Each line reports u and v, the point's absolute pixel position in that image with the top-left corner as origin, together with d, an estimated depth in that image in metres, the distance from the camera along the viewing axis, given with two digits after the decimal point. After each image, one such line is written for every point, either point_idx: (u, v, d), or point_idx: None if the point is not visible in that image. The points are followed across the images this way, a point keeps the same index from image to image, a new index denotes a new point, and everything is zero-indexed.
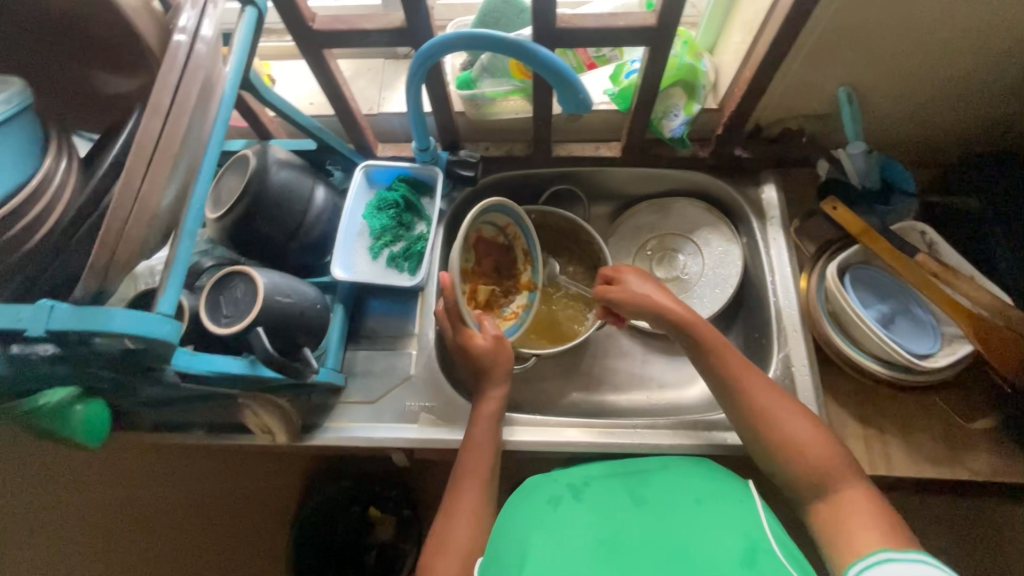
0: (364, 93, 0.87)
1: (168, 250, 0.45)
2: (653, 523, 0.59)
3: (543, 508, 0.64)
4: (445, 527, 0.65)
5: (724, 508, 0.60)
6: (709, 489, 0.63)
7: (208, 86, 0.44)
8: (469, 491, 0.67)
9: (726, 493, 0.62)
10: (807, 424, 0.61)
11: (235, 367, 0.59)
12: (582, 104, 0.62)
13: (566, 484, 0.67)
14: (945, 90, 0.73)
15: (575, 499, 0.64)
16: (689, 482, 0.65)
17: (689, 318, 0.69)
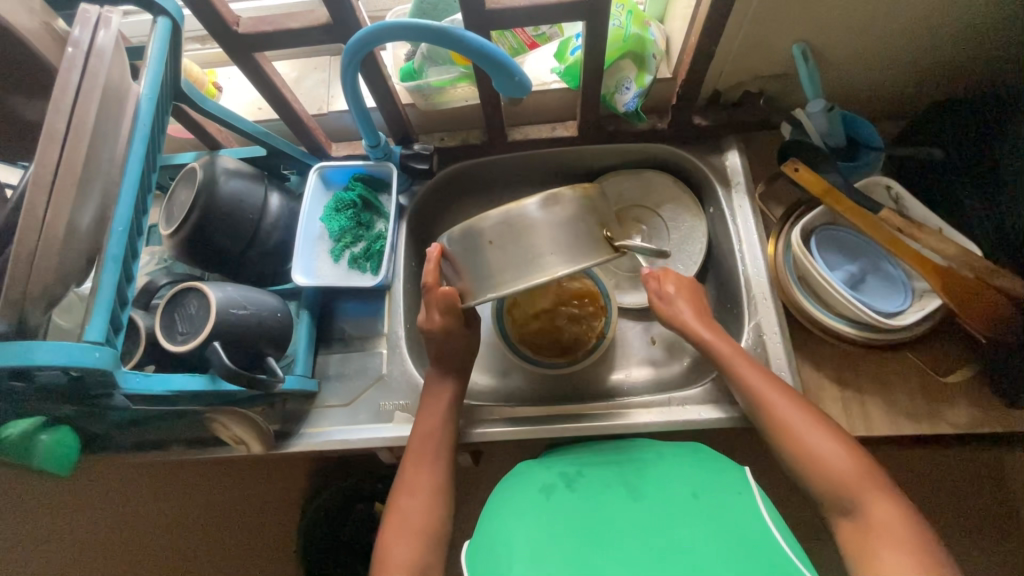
0: (312, 93, 0.86)
1: (93, 277, 0.44)
2: (647, 516, 0.60)
3: (536, 496, 0.65)
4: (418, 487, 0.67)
5: (724, 501, 0.60)
6: (706, 482, 0.63)
7: (111, 104, 0.43)
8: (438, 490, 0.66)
9: (724, 483, 0.62)
10: (827, 434, 0.60)
11: (194, 384, 0.59)
12: (521, 87, 0.60)
13: (559, 472, 0.68)
14: (902, 39, 0.71)
15: (568, 489, 0.65)
16: (686, 474, 0.64)
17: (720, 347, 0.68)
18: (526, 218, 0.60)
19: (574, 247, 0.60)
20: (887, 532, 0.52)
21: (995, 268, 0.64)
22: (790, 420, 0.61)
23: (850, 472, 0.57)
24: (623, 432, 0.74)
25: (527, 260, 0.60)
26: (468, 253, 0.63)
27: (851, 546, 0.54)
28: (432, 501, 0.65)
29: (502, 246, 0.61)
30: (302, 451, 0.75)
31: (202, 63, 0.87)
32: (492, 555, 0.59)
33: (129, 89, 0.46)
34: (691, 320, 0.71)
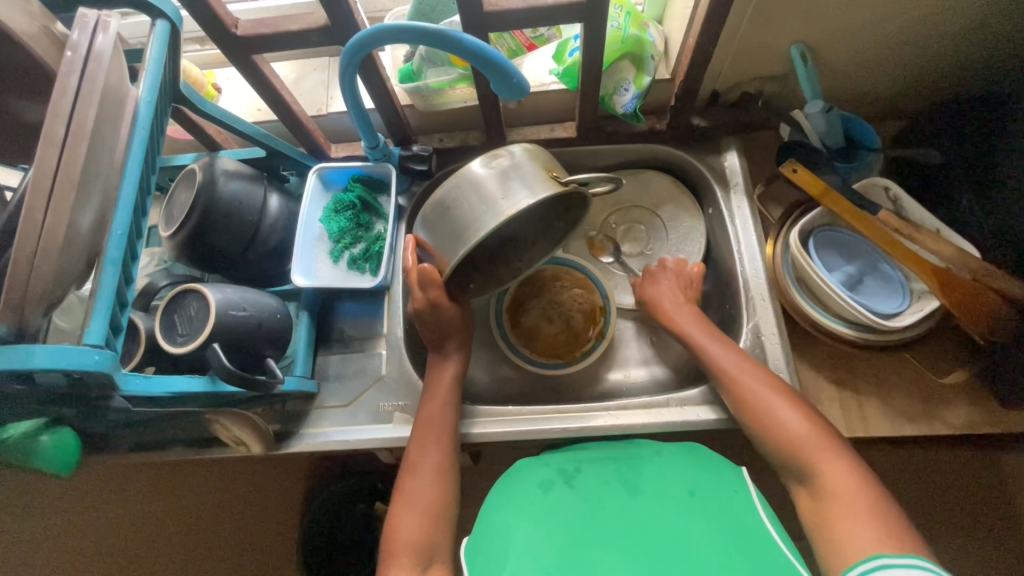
0: (311, 94, 0.86)
1: (92, 280, 0.44)
2: (643, 513, 0.60)
3: (534, 492, 0.65)
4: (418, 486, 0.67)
5: (720, 499, 0.60)
6: (701, 479, 0.63)
7: (109, 107, 0.43)
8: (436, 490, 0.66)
9: (721, 482, 0.63)
10: (788, 403, 0.62)
11: (193, 385, 0.59)
12: (518, 89, 0.60)
13: (556, 468, 0.68)
14: (900, 40, 0.71)
15: (567, 485, 0.65)
16: (682, 472, 0.65)
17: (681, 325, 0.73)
18: (474, 176, 0.62)
19: (522, 183, 0.60)
20: (848, 505, 0.53)
21: (990, 269, 0.64)
22: (754, 389, 0.63)
23: (809, 437, 0.59)
24: (622, 433, 0.74)
25: (480, 213, 0.61)
26: (434, 223, 0.65)
27: (817, 519, 0.55)
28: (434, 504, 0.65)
29: (462, 205, 0.62)
30: (302, 452, 0.75)
31: (202, 64, 0.87)
32: (490, 552, 0.59)
33: (128, 93, 0.46)
34: (672, 310, 0.75)
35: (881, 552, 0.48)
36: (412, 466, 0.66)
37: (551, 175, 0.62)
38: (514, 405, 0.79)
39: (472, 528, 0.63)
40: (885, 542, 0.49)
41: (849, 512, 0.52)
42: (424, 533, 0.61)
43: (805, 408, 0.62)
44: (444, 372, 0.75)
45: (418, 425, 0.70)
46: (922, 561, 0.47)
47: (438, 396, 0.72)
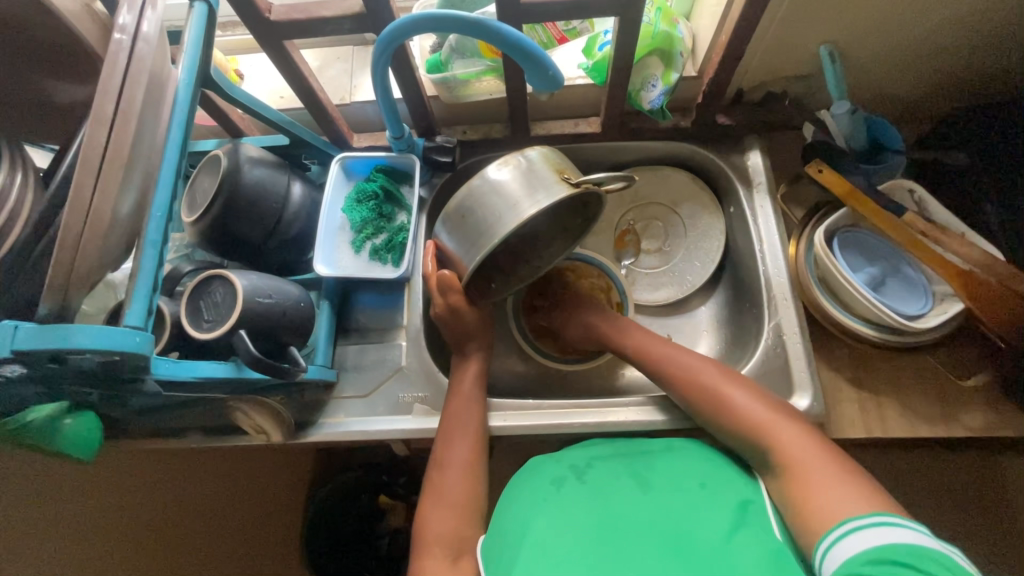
0: (335, 82, 0.85)
1: (132, 262, 0.44)
2: (658, 507, 0.59)
3: (546, 489, 0.64)
4: (441, 478, 0.67)
5: (734, 491, 0.59)
6: (712, 471, 0.62)
7: (154, 87, 0.43)
8: (458, 482, 0.66)
9: (729, 477, 0.62)
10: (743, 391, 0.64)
11: (220, 371, 0.59)
12: (552, 81, 0.60)
13: (569, 465, 0.67)
14: (929, 43, 0.71)
15: (579, 481, 0.64)
16: (693, 463, 0.64)
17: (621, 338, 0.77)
18: (490, 184, 0.62)
19: (536, 187, 0.60)
20: (804, 473, 0.54)
21: (1017, 274, 0.64)
22: (701, 375, 0.67)
23: (760, 416, 0.60)
24: (641, 429, 0.74)
25: (500, 218, 0.61)
26: (455, 233, 0.66)
27: (786, 489, 0.55)
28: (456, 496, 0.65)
29: (480, 211, 0.62)
30: (320, 442, 0.75)
31: (225, 49, 0.87)
32: (507, 547, 0.58)
33: (169, 75, 0.46)
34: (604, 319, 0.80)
35: (852, 514, 0.49)
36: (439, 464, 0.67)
37: (565, 177, 0.61)
38: (533, 399, 0.79)
39: (490, 525, 0.63)
40: (859, 505, 0.49)
41: (813, 477, 0.53)
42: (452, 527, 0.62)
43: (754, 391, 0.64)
44: (466, 369, 0.75)
45: (444, 422, 0.71)
46: (887, 515, 0.48)
47: (463, 393, 0.72)
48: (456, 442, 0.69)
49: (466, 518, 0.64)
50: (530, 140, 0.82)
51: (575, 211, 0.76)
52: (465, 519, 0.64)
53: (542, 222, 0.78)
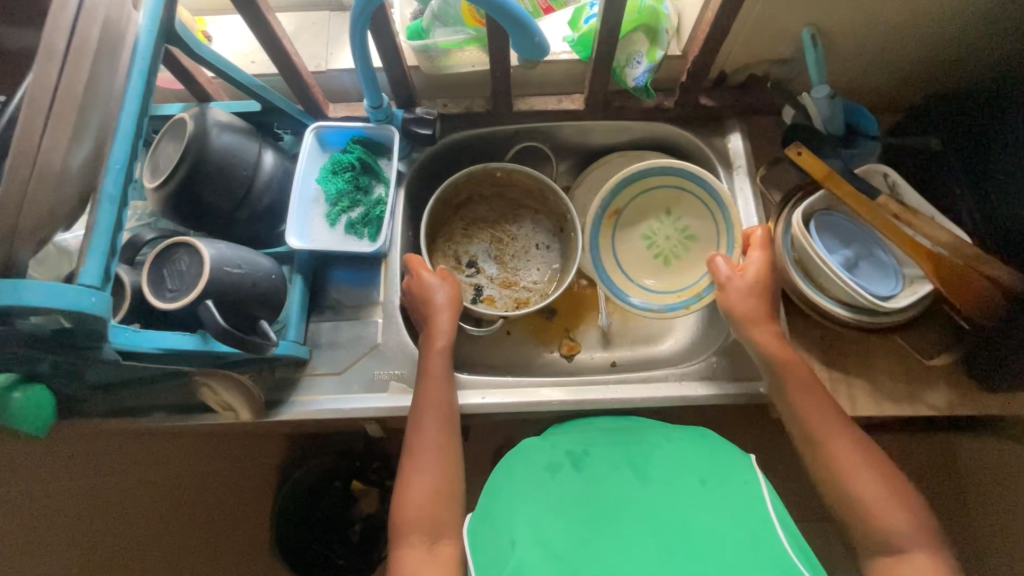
0: (310, 49, 0.82)
1: (87, 215, 0.41)
2: (658, 506, 0.59)
3: (541, 476, 0.63)
4: (411, 476, 0.64)
5: (732, 489, 0.59)
6: (711, 468, 0.62)
7: (113, 32, 0.40)
8: (427, 475, 0.64)
9: (732, 472, 0.62)
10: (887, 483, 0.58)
11: (184, 343, 0.56)
12: (537, 49, 0.59)
13: (566, 451, 0.66)
14: (906, 30, 0.72)
15: (575, 469, 0.64)
16: (693, 460, 0.64)
17: (787, 358, 0.66)
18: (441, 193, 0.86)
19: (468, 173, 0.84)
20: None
21: (983, 256, 0.67)
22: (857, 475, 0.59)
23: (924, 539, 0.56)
24: (619, 407, 0.74)
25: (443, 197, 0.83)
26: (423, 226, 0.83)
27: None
28: (435, 479, 0.64)
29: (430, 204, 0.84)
30: (293, 420, 0.73)
31: (191, 9, 0.82)
32: (496, 538, 0.57)
33: (130, 19, 0.43)
34: (753, 318, 0.68)
35: None
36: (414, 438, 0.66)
37: (499, 171, 0.85)
38: (511, 376, 0.78)
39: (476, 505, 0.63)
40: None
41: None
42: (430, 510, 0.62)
43: (814, 383, 0.66)
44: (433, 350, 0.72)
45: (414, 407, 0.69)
46: None
47: (432, 377, 0.70)
48: (429, 410, 0.68)
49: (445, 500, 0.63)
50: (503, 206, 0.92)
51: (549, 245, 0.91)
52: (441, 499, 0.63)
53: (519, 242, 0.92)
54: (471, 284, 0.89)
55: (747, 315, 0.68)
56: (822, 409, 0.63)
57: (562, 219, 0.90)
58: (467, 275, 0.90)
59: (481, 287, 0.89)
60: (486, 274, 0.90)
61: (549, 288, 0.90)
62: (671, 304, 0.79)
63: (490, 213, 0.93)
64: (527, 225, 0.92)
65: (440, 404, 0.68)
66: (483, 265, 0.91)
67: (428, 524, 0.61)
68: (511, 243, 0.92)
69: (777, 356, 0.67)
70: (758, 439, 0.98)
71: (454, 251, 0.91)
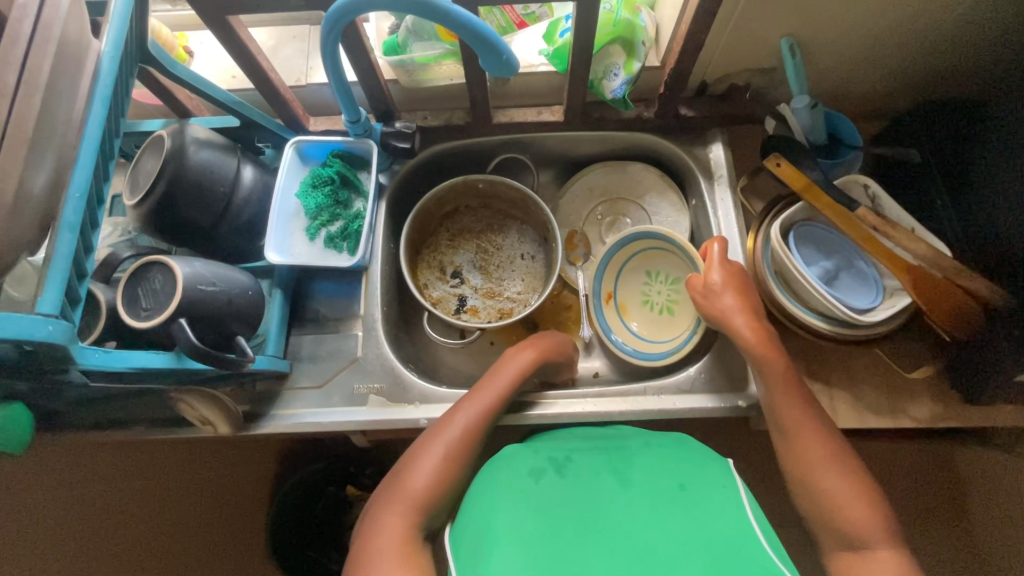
0: (290, 63, 0.82)
1: (47, 246, 0.42)
2: (636, 508, 0.59)
3: (524, 480, 0.62)
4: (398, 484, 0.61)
5: (710, 494, 0.59)
6: (691, 472, 0.63)
7: (66, 65, 0.41)
8: (415, 480, 0.61)
9: (710, 476, 0.62)
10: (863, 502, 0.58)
11: (158, 362, 0.56)
12: (507, 66, 0.59)
13: (547, 457, 0.66)
14: (884, 40, 0.72)
15: (558, 474, 0.63)
16: (673, 464, 0.64)
17: (768, 354, 0.64)
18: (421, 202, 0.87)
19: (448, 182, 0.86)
20: None
21: (963, 269, 0.66)
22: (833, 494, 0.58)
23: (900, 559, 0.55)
24: (599, 420, 0.74)
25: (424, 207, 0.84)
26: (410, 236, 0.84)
27: None
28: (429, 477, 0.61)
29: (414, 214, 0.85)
30: (273, 433, 0.73)
31: (172, 26, 0.83)
32: (474, 544, 0.57)
33: (88, 47, 0.44)
34: (732, 313, 0.68)
35: None
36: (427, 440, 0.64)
37: (479, 183, 0.85)
38: None
39: (460, 513, 0.63)
40: None
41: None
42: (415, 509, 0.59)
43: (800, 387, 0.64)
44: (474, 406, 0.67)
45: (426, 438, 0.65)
46: None
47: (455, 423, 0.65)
48: (450, 424, 0.65)
49: (425, 485, 0.61)
50: (488, 216, 0.93)
51: (533, 256, 0.92)
52: (423, 477, 0.61)
53: (504, 252, 0.92)
54: (454, 295, 0.89)
55: (724, 309, 0.68)
56: (797, 417, 0.62)
57: (545, 230, 0.90)
58: (452, 286, 0.90)
59: (464, 297, 0.90)
60: (470, 285, 0.90)
61: (532, 299, 0.90)
62: (683, 340, 0.80)
63: (477, 224, 0.93)
64: (513, 236, 0.93)
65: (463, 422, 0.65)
66: (467, 276, 0.91)
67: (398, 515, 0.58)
68: (496, 253, 0.92)
69: (755, 348, 0.65)
70: (745, 449, 0.98)
71: (440, 262, 0.92)
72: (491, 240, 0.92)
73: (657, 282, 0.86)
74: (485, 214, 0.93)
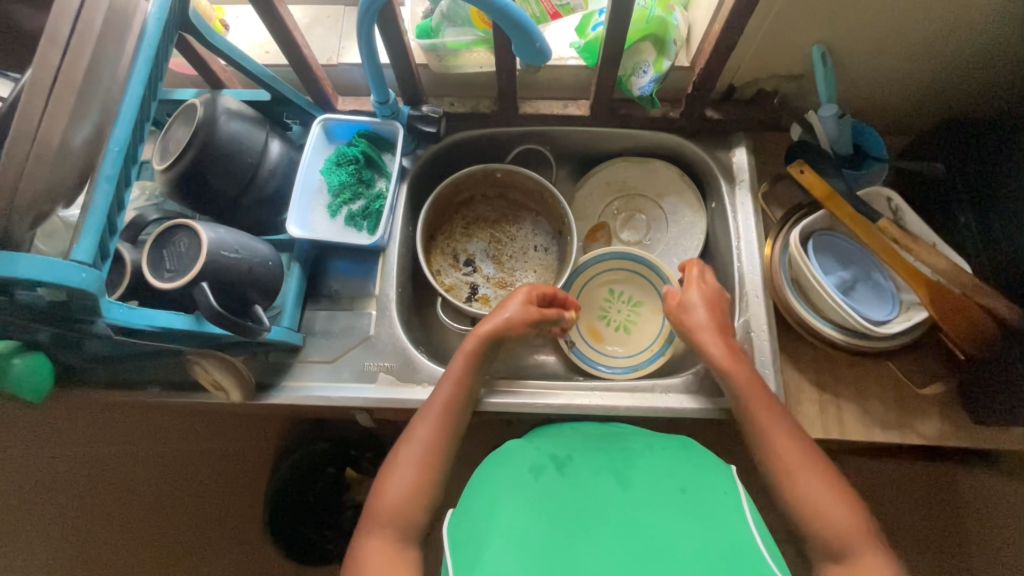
0: (323, 41, 0.83)
1: (85, 197, 0.43)
2: (635, 509, 0.59)
3: (524, 477, 0.63)
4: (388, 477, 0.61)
5: (711, 499, 0.59)
6: (691, 476, 0.63)
7: (114, 23, 0.42)
8: (401, 476, 0.61)
9: (711, 482, 0.62)
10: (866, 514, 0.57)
11: (179, 323, 0.57)
12: (540, 54, 0.60)
13: (549, 455, 0.66)
14: (918, 53, 0.71)
15: (558, 472, 0.63)
16: (673, 468, 0.64)
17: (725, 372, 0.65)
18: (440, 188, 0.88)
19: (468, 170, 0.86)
20: None
21: (981, 286, 0.66)
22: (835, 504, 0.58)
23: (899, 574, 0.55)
24: (604, 414, 0.74)
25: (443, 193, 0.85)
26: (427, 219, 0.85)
27: None
28: (416, 471, 0.61)
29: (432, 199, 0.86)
30: (283, 404, 0.74)
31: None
32: (473, 538, 0.57)
33: (136, 8, 0.45)
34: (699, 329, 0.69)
35: None
36: (424, 417, 0.65)
37: (497, 173, 0.85)
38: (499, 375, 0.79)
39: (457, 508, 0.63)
40: None
41: None
42: (405, 506, 0.59)
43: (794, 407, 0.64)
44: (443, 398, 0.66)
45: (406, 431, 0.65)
46: None
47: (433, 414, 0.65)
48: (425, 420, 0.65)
49: (411, 480, 0.61)
50: (506, 206, 0.93)
51: (548, 248, 0.92)
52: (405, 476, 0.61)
53: (519, 243, 0.93)
54: (467, 284, 0.90)
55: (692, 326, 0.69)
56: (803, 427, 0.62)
57: (561, 223, 0.90)
58: (464, 274, 0.91)
59: (476, 285, 0.90)
60: (482, 275, 0.91)
61: None
62: (645, 359, 0.83)
63: (491, 213, 0.94)
64: (528, 227, 0.93)
65: (454, 402, 0.66)
66: (480, 265, 0.91)
67: (399, 506, 0.59)
68: (509, 243, 0.93)
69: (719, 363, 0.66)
70: (747, 456, 0.98)
71: (453, 249, 0.92)
72: (507, 230, 0.93)
73: (618, 300, 0.88)
74: (502, 203, 0.93)
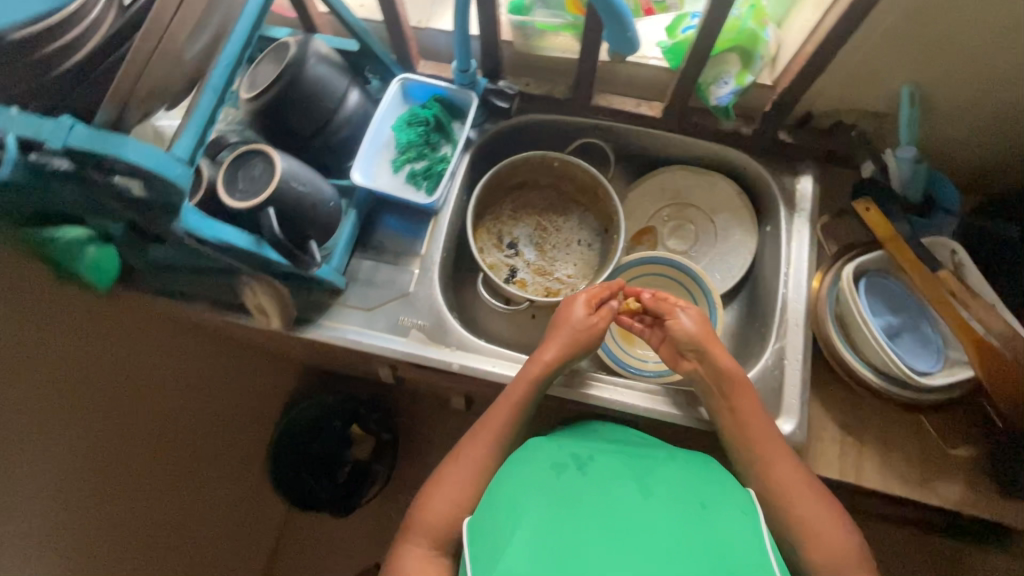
0: (416, 4, 0.86)
1: (190, 97, 0.47)
2: (654, 514, 0.54)
3: (545, 473, 0.60)
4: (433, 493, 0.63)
5: (733, 519, 0.55)
6: (714, 493, 0.58)
7: None
8: (443, 497, 0.62)
9: (734, 501, 0.57)
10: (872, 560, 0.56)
11: (241, 241, 0.60)
12: (630, 44, 0.60)
13: (570, 454, 0.64)
14: (1012, 108, 0.69)
15: (579, 471, 0.60)
16: (696, 483, 0.60)
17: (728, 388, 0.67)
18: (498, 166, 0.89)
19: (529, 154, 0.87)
20: None
21: None
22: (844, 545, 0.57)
23: None
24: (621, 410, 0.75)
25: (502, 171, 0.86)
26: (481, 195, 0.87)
27: None
28: (459, 494, 0.63)
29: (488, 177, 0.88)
30: (316, 340, 0.77)
31: None
32: (491, 534, 0.54)
33: None
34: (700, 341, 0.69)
35: None
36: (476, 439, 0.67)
37: (555, 162, 0.86)
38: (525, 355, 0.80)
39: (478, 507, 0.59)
40: None
41: None
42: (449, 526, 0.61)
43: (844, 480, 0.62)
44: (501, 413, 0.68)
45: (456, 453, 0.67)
46: None
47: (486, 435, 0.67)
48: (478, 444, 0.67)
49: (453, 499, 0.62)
50: (559, 195, 0.94)
51: (593, 243, 0.93)
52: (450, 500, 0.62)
53: (565, 232, 0.94)
54: (507, 264, 0.91)
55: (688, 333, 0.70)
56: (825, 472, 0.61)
57: (608, 221, 0.91)
58: (506, 255, 0.92)
59: (515, 268, 0.91)
60: (523, 258, 0.92)
61: (581, 284, 0.91)
62: None
63: (543, 199, 0.95)
64: (577, 217, 0.94)
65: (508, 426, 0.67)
66: (522, 249, 0.93)
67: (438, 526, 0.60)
68: (555, 232, 0.94)
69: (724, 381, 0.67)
70: None
71: (499, 228, 0.94)
72: (555, 218, 0.94)
73: None
74: (555, 191, 0.94)
